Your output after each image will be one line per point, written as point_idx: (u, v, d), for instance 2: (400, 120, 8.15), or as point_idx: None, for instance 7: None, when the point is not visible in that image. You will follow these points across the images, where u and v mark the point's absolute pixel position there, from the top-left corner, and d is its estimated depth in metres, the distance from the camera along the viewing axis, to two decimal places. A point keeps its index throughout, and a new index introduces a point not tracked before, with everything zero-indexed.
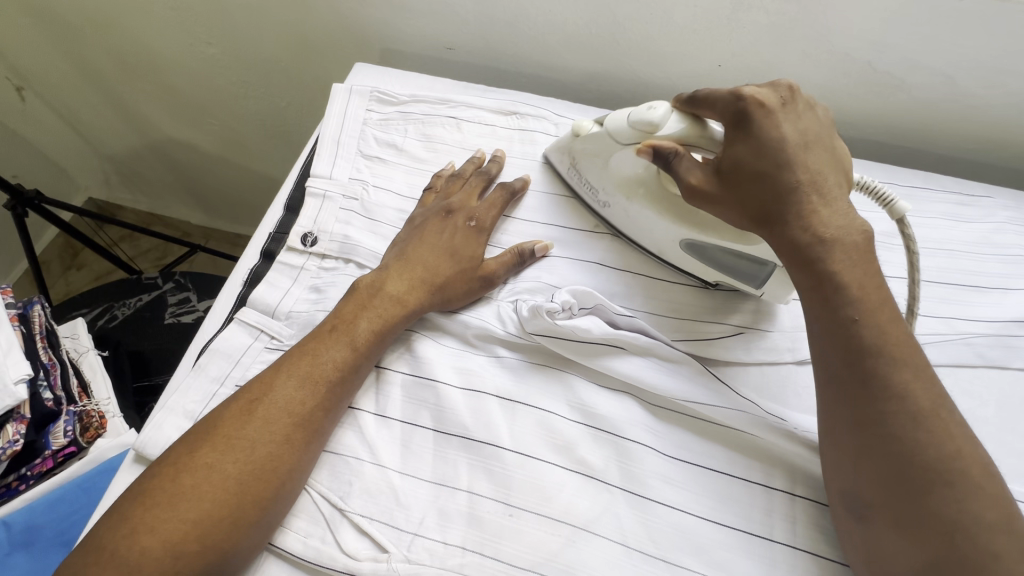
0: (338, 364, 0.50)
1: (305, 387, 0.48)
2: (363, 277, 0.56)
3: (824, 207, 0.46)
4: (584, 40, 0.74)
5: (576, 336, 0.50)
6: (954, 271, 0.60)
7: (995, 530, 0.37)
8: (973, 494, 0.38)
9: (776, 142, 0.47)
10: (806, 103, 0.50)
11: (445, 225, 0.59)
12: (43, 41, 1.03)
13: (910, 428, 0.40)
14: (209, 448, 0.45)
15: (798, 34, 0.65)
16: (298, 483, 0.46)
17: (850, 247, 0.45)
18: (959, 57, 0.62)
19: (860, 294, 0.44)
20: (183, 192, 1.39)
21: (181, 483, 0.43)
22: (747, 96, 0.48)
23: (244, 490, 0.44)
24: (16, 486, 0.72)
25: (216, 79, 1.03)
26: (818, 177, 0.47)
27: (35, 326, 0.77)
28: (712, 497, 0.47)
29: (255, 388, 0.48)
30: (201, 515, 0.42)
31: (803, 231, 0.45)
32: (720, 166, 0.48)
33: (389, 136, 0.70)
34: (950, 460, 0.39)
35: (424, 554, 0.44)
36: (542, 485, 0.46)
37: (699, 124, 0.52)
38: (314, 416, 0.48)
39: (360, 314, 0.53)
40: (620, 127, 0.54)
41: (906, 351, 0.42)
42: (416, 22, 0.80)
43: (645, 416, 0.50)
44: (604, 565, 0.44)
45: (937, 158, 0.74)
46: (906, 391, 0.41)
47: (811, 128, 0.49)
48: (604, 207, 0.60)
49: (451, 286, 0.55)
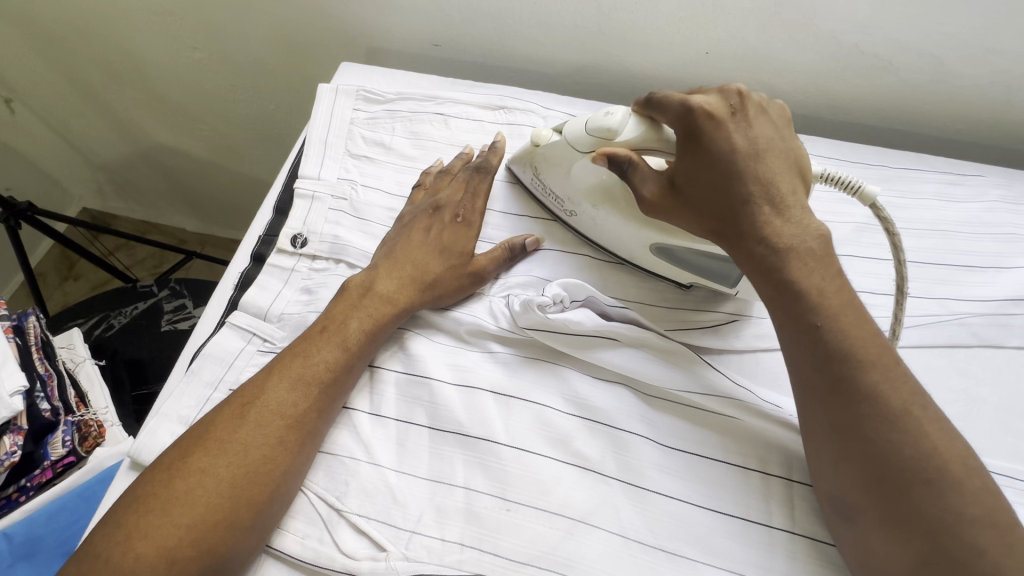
0: (330, 364, 0.50)
1: (297, 389, 0.48)
2: (353, 277, 0.56)
3: (778, 219, 0.46)
4: (569, 31, 0.73)
5: (569, 329, 0.50)
6: (946, 251, 0.60)
7: (982, 525, 0.37)
8: (957, 492, 0.38)
9: (728, 153, 0.47)
10: (758, 105, 0.50)
11: (433, 221, 0.59)
12: (30, 52, 1.03)
13: (884, 429, 0.40)
14: (202, 453, 0.45)
15: (783, 20, 0.65)
16: (293, 484, 0.46)
17: (805, 254, 0.45)
18: (946, 37, 0.62)
19: (821, 299, 0.44)
20: (178, 199, 1.38)
21: (175, 489, 0.43)
22: (696, 107, 0.48)
23: (238, 493, 0.43)
24: (16, 498, 0.72)
25: (203, 84, 1.03)
26: (773, 185, 0.47)
27: (30, 337, 0.77)
28: (709, 485, 0.47)
29: (246, 392, 0.48)
30: (196, 520, 0.42)
31: (757, 243, 0.46)
32: (673, 179, 0.49)
33: (376, 135, 0.69)
34: (931, 458, 0.39)
35: (422, 551, 0.44)
36: (538, 479, 0.46)
37: (655, 127, 0.51)
38: (306, 417, 0.47)
39: (350, 315, 0.52)
40: (579, 134, 0.54)
41: (876, 352, 0.42)
42: (401, 19, 0.79)
43: (639, 406, 0.50)
44: (602, 557, 0.44)
45: (928, 140, 0.74)
46: (876, 393, 0.41)
47: (762, 134, 0.48)
48: (571, 215, 0.60)
49: (441, 283, 0.55)
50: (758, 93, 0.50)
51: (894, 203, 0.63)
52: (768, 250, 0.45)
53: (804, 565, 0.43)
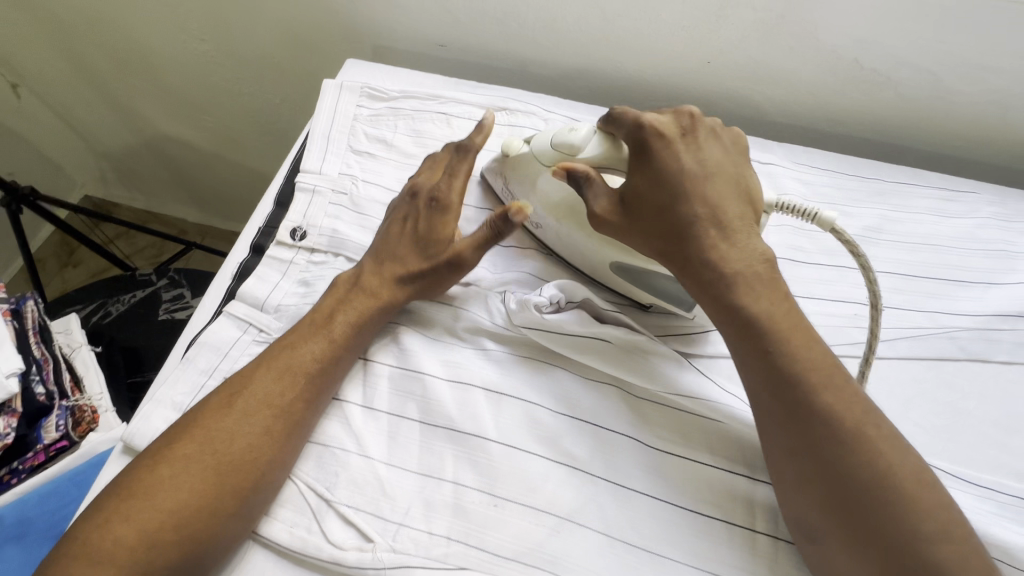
0: (317, 356, 0.50)
1: (284, 380, 0.49)
2: (344, 273, 0.57)
3: (724, 242, 0.47)
4: (573, 36, 0.74)
5: (563, 330, 0.51)
6: (938, 266, 0.60)
7: (941, 541, 0.38)
8: (912, 510, 0.39)
9: (676, 170, 0.49)
10: (708, 129, 0.52)
11: (411, 211, 0.58)
12: (38, 37, 1.04)
13: (840, 451, 0.40)
14: (188, 439, 0.45)
15: (784, 32, 0.66)
16: (278, 474, 0.46)
17: (755, 276, 0.46)
18: (945, 54, 0.63)
19: (772, 322, 0.44)
20: (179, 189, 1.39)
21: (159, 474, 0.44)
22: (647, 125, 0.51)
23: (222, 479, 0.44)
24: (8, 480, 0.71)
25: (208, 76, 1.04)
26: (720, 210, 0.48)
27: (28, 321, 0.77)
28: (695, 488, 0.47)
29: (233, 383, 0.49)
30: (179, 505, 0.42)
31: (707, 266, 0.47)
32: (623, 197, 0.50)
33: (378, 132, 0.70)
34: (884, 478, 0.39)
35: (410, 543, 0.45)
36: (527, 476, 0.47)
37: (615, 146, 0.54)
38: (294, 407, 0.48)
39: (338, 309, 0.53)
40: (544, 148, 0.57)
41: (824, 374, 0.43)
42: (408, 18, 0.80)
43: (630, 408, 0.50)
44: (586, 555, 0.44)
45: (925, 155, 0.74)
46: (829, 415, 0.41)
47: (712, 158, 0.50)
48: (537, 229, 0.60)
49: (421, 275, 0.55)
50: (713, 118, 0.53)
51: (889, 216, 0.64)
52: (717, 274, 0.46)
53: (785, 570, 0.44)
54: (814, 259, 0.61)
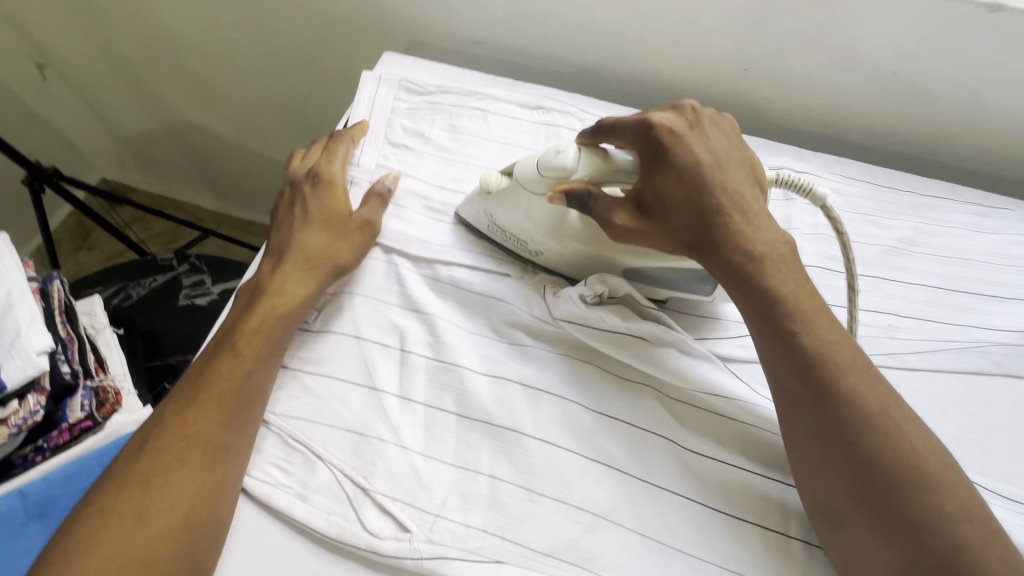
0: (226, 375, 0.48)
1: (195, 406, 0.46)
2: (243, 289, 0.56)
3: (749, 227, 0.48)
4: (611, 37, 0.74)
5: (603, 326, 0.52)
6: (972, 280, 0.61)
7: (960, 520, 0.38)
8: (933, 489, 0.39)
9: (695, 163, 0.49)
10: (715, 121, 0.53)
11: (297, 203, 0.60)
12: (70, 19, 1.04)
13: (863, 432, 0.41)
14: (109, 496, 0.42)
15: (824, 42, 0.66)
16: (219, 503, 0.44)
17: (777, 259, 0.47)
18: (985, 71, 0.63)
19: (795, 304, 0.46)
20: (199, 176, 1.39)
21: (85, 538, 0.40)
22: (657, 123, 0.51)
23: (157, 524, 0.41)
24: (32, 458, 0.70)
25: (237, 64, 1.04)
26: (740, 196, 0.49)
27: (55, 301, 0.77)
28: (728, 491, 0.47)
29: (150, 426, 0.47)
30: (114, 563, 0.39)
31: (733, 250, 0.47)
32: (641, 200, 0.50)
33: (416, 125, 0.70)
34: (906, 458, 0.40)
35: (446, 535, 0.45)
36: (563, 472, 0.47)
37: (605, 159, 0.52)
38: (211, 432, 0.46)
39: (244, 326, 0.51)
40: (531, 176, 0.54)
41: (845, 356, 0.44)
42: (444, 14, 0.80)
43: (664, 409, 0.51)
44: (621, 553, 0.45)
45: (956, 170, 0.75)
46: (851, 396, 0.42)
47: (724, 147, 0.51)
48: (537, 255, 0.59)
49: (329, 255, 0.56)
50: (714, 110, 0.54)
51: (923, 229, 0.64)
52: (744, 258, 0.47)
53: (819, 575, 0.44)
54: None
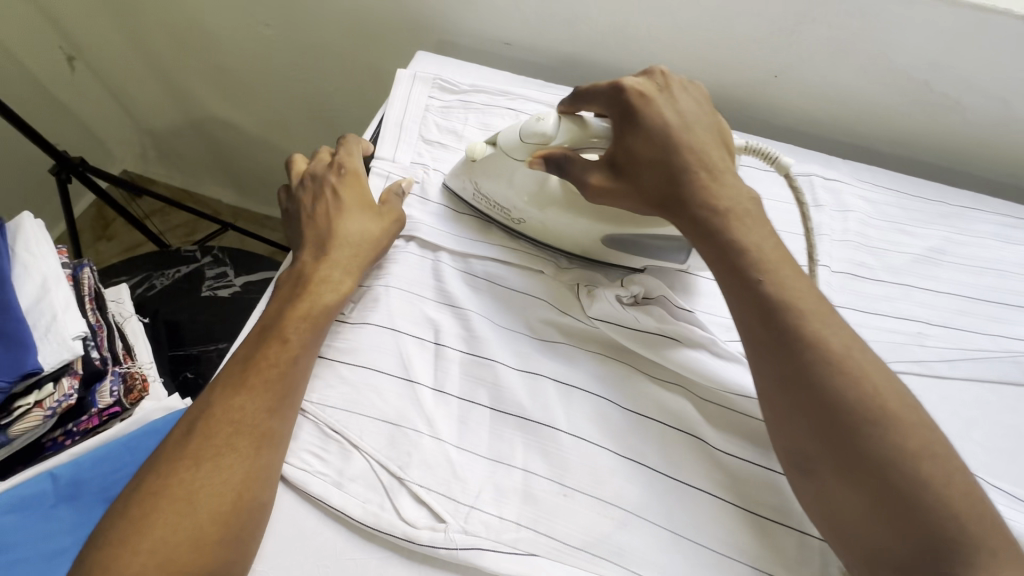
0: (269, 363, 0.49)
1: (240, 392, 0.47)
2: (282, 277, 0.56)
3: (714, 182, 0.49)
4: (642, 41, 0.75)
5: (637, 325, 0.53)
6: (1002, 290, 0.61)
7: (920, 457, 0.39)
8: (894, 428, 0.40)
9: (662, 122, 0.50)
10: (681, 85, 0.54)
11: (323, 198, 0.59)
12: (104, 12, 1.05)
13: (826, 375, 0.41)
14: (161, 482, 0.43)
15: (857, 51, 0.67)
16: (264, 488, 0.45)
17: (744, 212, 0.48)
18: (1018, 83, 0.64)
19: (759, 254, 0.46)
20: (220, 170, 1.40)
21: (138, 522, 0.41)
22: (628, 88, 0.52)
23: (207, 510, 0.42)
24: (61, 441, 0.70)
25: (266, 60, 1.05)
26: (707, 154, 0.50)
27: (86, 288, 0.78)
28: (758, 491, 0.48)
29: (196, 411, 0.47)
30: (168, 548, 0.41)
31: (701, 202, 0.48)
32: (615, 160, 0.51)
33: (450, 123, 0.71)
34: (866, 399, 0.41)
35: (481, 526, 0.45)
36: (596, 468, 0.48)
37: (581, 125, 0.54)
38: (257, 418, 0.46)
39: (284, 312, 0.52)
40: (513, 143, 0.56)
41: (809, 304, 0.44)
42: (477, 15, 0.81)
43: (695, 409, 0.51)
44: (654, 550, 0.45)
45: (984, 181, 0.75)
46: (815, 339, 0.42)
47: (689, 108, 0.52)
48: (520, 224, 0.61)
49: (360, 250, 0.56)
50: (682, 77, 0.55)
51: (953, 239, 0.65)
52: (713, 210, 0.47)
53: None
54: (877, 275, 0.62)
